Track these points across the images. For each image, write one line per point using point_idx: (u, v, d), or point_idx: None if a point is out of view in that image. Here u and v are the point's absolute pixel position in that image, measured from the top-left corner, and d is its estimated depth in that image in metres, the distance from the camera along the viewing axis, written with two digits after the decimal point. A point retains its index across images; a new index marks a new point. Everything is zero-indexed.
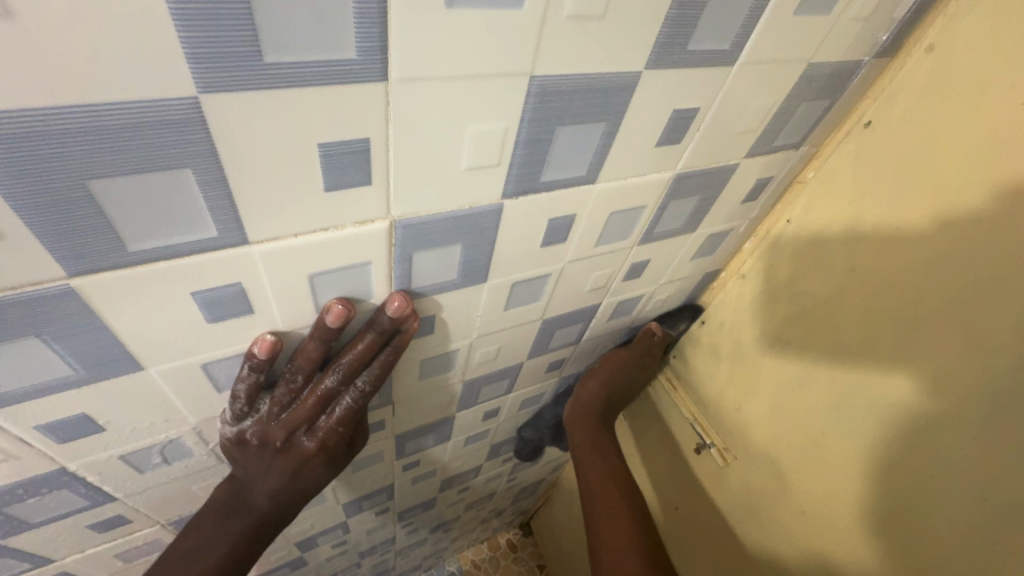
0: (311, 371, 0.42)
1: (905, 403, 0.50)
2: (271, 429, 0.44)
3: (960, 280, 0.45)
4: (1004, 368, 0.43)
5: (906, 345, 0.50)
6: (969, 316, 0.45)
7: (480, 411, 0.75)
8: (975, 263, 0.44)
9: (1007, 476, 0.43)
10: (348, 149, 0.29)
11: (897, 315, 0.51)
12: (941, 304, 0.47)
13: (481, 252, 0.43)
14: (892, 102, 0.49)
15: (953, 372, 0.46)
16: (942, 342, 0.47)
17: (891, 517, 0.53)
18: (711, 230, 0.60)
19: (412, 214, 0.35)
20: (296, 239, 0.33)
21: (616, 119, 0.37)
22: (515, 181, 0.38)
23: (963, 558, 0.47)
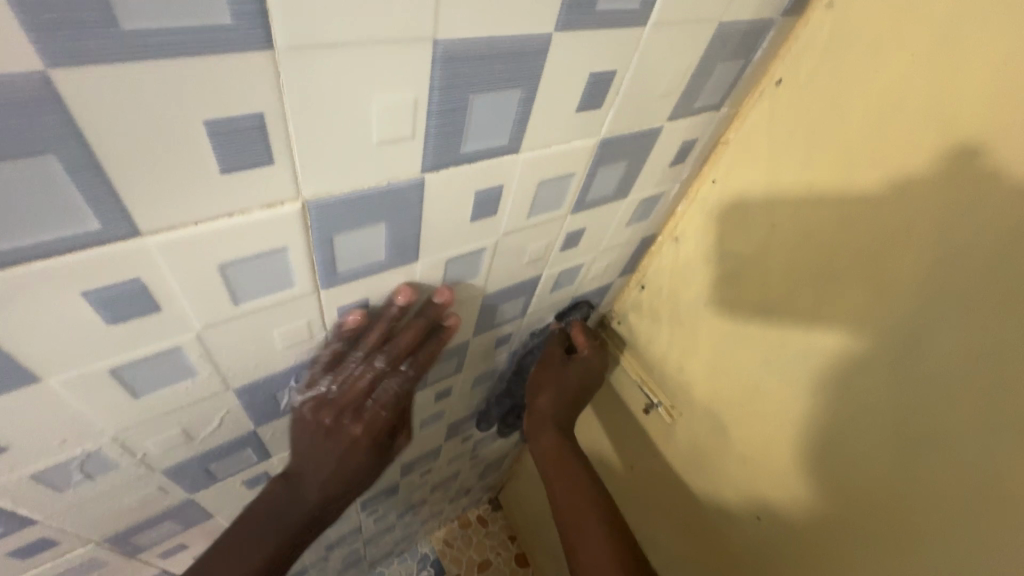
0: (370, 355, 0.49)
1: (827, 355, 0.54)
2: (341, 421, 0.51)
3: (866, 238, 0.49)
4: (904, 318, 0.47)
5: (823, 298, 0.53)
6: (875, 269, 0.48)
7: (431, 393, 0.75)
8: (877, 219, 0.47)
9: (920, 406, 0.47)
10: (240, 126, 0.27)
11: (813, 271, 0.54)
12: (851, 258, 0.50)
13: (409, 230, 0.42)
14: (799, 60, 0.51)
15: (862, 321, 0.50)
16: (853, 296, 0.51)
17: (817, 457, 0.57)
18: (643, 194, 0.61)
19: (326, 193, 0.34)
20: (200, 226, 0.30)
21: (532, 84, 0.37)
22: (433, 154, 0.37)
23: (886, 485, 0.51)
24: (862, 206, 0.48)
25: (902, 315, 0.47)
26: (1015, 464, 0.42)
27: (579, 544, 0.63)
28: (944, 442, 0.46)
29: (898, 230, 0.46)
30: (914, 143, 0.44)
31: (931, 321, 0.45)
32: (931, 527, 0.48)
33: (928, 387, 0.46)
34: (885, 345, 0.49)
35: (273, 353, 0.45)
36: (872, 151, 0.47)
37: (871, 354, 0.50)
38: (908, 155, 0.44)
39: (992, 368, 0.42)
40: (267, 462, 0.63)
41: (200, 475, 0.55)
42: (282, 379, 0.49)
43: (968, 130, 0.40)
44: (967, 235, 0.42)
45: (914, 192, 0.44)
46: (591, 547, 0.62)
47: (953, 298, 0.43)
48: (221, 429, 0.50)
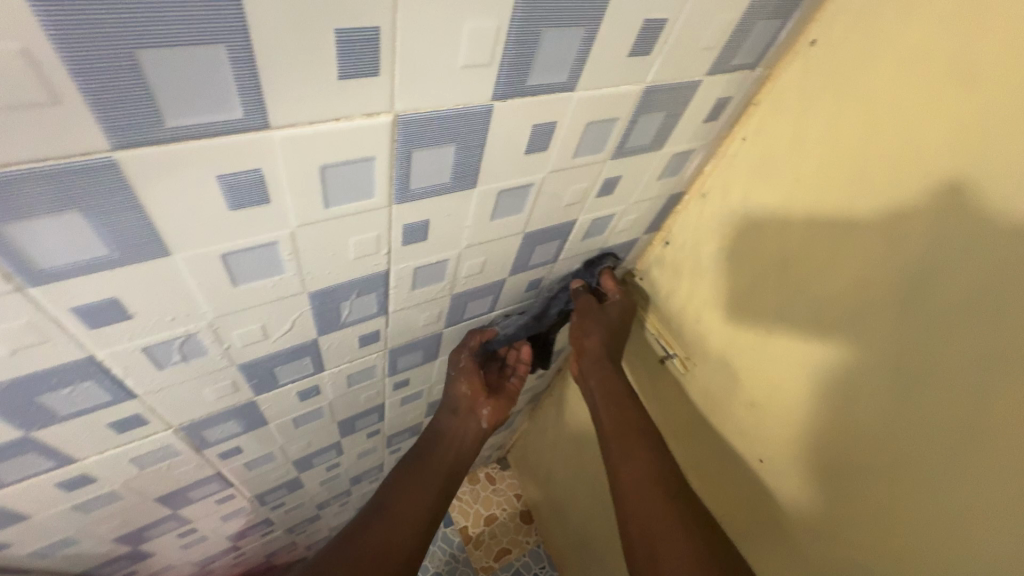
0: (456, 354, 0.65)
1: (841, 317, 0.60)
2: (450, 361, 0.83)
3: (882, 212, 0.53)
4: (911, 281, 0.52)
5: (841, 265, 0.58)
6: (888, 241, 0.54)
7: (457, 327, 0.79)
8: (892, 194, 0.52)
9: (919, 348, 0.53)
10: (360, 37, 0.33)
11: (833, 239, 0.59)
12: (869, 228, 0.55)
13: (472, 155, 0.47)
14: (832, 21, 0.54)
15: (876, 286, 0.56)
16: (869, 265, 0.56)
17: (822, 406, 0.64)
18: (676, 149, 0.66)
19: (412, 109, 0.39)
20: (313, 127, 0.36)
21: (593, 25, 0.42)
22: (504, 82, 0.42)
23: (883, 419, 0.57)
24: (881, 182, 0.53)
25: (910, 284, 0.52)
26: (998, 401, 0.47)
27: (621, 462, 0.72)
28: (937, 380, 0.51)
29: (913, 206, 0.51)
30: (936, 125, 0.48)
31: (935, 271, 0.50)
32: (915, 473, 0.55)
33: (928, 331, 0.52)
34: (895, 311, 0.54)
35: (345, 262, 0.51)
36: (896, 128, 0.51)
37: (881, 318, 0.56)
38: (928, 133, 0.48)
39: (984, 335, 0.47)
40: (319, 376, 0.70)
41: (266, 377, 0.62)
42: (347, 290, 0.56)
43: (983, 92, 0.44)
44: (975, 215, 0.46)
45: (930, 172, 0.49)
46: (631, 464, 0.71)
47: (955, 271, 0.49)
48: (290, 332, 0.57)
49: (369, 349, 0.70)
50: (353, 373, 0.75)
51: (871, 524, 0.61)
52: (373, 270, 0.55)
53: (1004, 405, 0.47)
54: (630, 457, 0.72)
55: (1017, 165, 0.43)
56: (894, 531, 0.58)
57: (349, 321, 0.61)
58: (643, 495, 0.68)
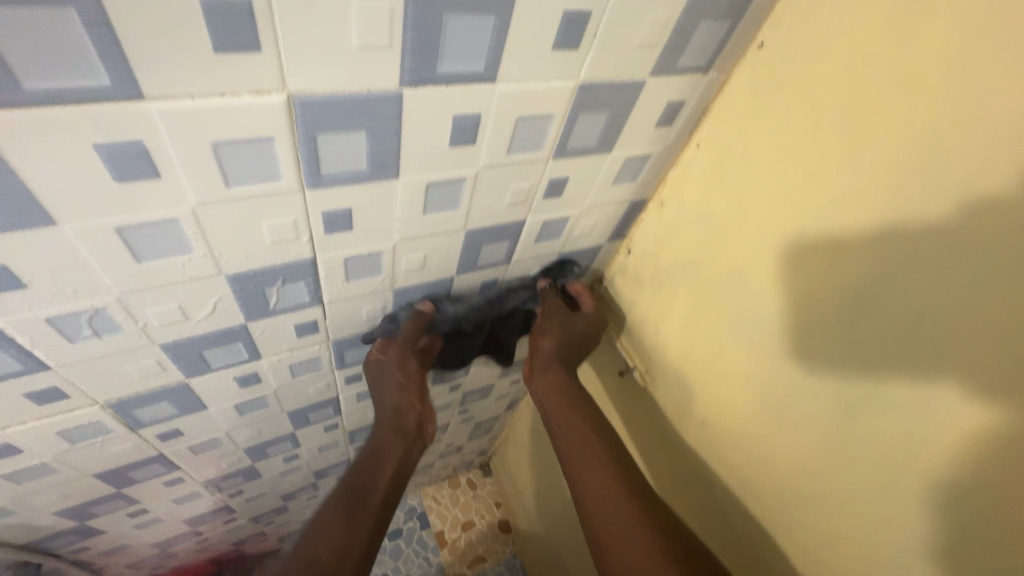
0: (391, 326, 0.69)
1: (799, 339, 0.56)
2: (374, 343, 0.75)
3: (840, 228, 0.50)
4: (856, 295, 0.49)
5: (798, 284, 0.55)
6: (846, 259, 0.50)
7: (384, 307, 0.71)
8: (850, 208, 0.49)
9: (863, 364, 0.50)
10: (230, 9, 0.32)
11: (790, 255, 0.55)
12: (826, 245, 0.51)
13: (388, 144, 0.46)
14: (780, 26, 0.52)
15: (832, 307, 0.52)
16: (828, 285, 0.52)
17: (779, 433, 0.60)
18: (629, 153, 0.64)
19: (309, 91, 0.39)
20: (195, 101, 0.36)
21: (505, 13, 0.40)
22: (410, 69, 0.41)
23: (827, 441, 0.54)
24: (838, 195, 0.49)
25: (869, 306, 0.49)
26: (937, 423, 0.44)
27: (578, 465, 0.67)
28: (879, 401, 0.48)
29: (870, 222, 0.47)
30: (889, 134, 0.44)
31: (877, 285, 0.47)
32: (860, 501, 0.51)
33: (873, 348, 0.49)
34: (852, 335, 0.50)
35: (262, 246, 0.50)
36: (841, 134, 0.48)
37: (838, 341, 0.52)
38: (882, 143, 0.45)
39: (941, 361, 0.43)
40: (257, 363, 0.69)
41: (195, 359, 0.62)
42: (270, 276, 0.55)
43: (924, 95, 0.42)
44: (931, 230, 0.43)
45: (885, 184, 0.45)
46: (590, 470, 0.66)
47: (903, 291, 0.45)
48: (214, 315, 0.56)
49: (309, 339, 0.69)
50: (296, 363, 0.74)
51: (817, 556, 0.57)
52: (296, 257, 0.54)
53: (963, 437, 0.42)
54: (589, 461, 0.66)
55: (974, 175, 0.39)
56: (838, 559, 0.55)
57: (280, 308, 0.60)
58: (602, 498, 0.63)
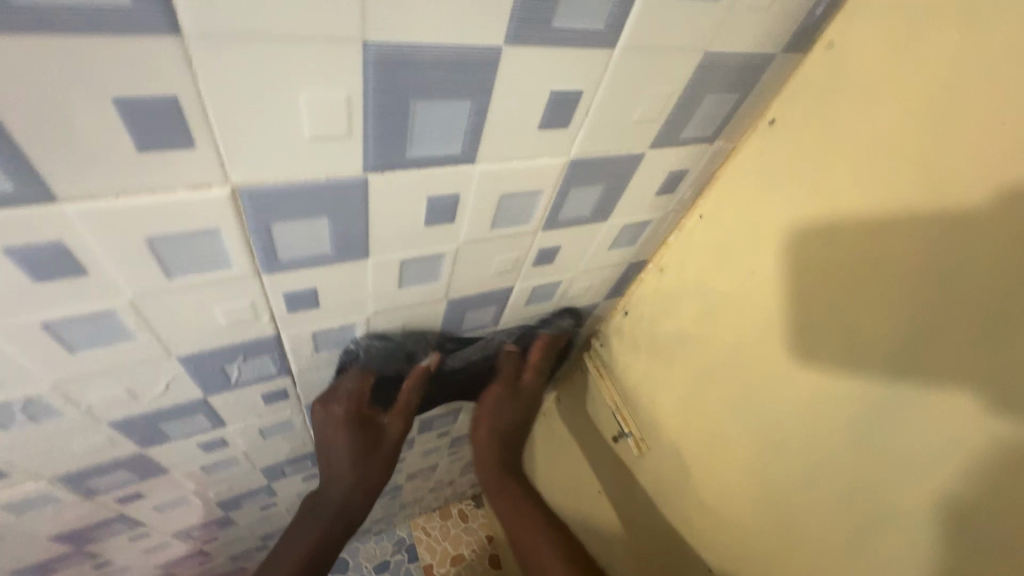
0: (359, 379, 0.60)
1: (835, 449, 0.48)
2: (339, 393, 0.60)
3: (892, 320, 0.42)
4: (870, 402, 0.45)
5: (841, 385, 0.47)
6: (898, 356, 0.42)
7: (376, 351, 0.59)
8: (898, 296, 0.41)
9: (874, 475, 0.45)
10: (153, 107, 0.27)
11: (829, 351, 0.47)
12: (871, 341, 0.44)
13: (354, 227, 0.42)
14: (794, 102, 0.47)
15: (879, 411, 0.44)
16: (879, 386, 0.44)
17: (813, 553, 0.51)
18: (626, 220, 0.59)
19: (257, 182, 0.34)
20: (122, 200, 0.31)
21: (483, 97, 0.36)
22: (375, 155, 0.36)
23: (832, 552, 0.49)
24: (866, 287, 0.44)
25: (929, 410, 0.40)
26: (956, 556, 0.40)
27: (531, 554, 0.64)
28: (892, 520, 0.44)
29: (924, 311, 0.40)
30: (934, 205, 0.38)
31: (895, 394, 0.43)
32: None
33: (888, 462, 0.44)
34: (904, 443, 0.42)
35: (217, 329, 0.46)
36: (859, 225, 0.44)
37: (892, 451, 0.43)
38: (927, 218, 0.39)
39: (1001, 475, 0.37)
40: (223, 429, 0.64)
41: (151, 432, 0.57)
42: (229, 354, 0.50)
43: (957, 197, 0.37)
44: (975, 336, 0.37)
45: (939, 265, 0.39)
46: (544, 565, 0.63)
47: (924, 406, 0.41)
48: (168, 392, 0.52)
49: (279, 405, 0.65)
50: (267, 426, 0.69)
51: None
52: (258, 335, 0.49)
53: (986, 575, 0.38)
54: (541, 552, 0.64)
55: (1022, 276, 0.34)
56: None
57: (243, 381, 0.56)
58: None
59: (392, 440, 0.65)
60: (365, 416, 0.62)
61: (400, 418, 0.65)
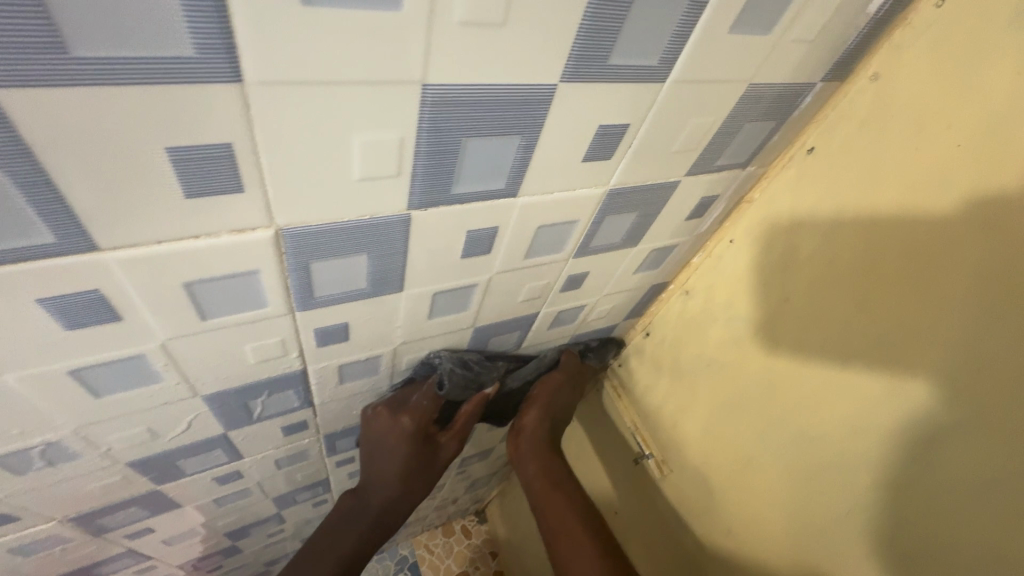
0: (432, 398, 0.60)
1: (885, 486, 0.46)
2: (412, 405, 0.59)
3: (939, 350, 0.41)
4: (910, 434, 0.44)
5: (892, 421, 0.45)
6: (947, 386, 0.41)
7: (457, 378, 0.61)
8: (953, 325, 0.40)
9: (915, 509, 0.44)
10: (205, 153, 0.26)
11: (877, 385, 0.46)
12: (923, 375, 0.42)
13: (391, 263, 0.40)
14: (832, 131, 0.48)
15: (936, 448, 0.42)
16: (934, 421, 0.42)
17: None
18: (654, 245, 0.59)
19: (301, 223, 0.33)
20: (165, 245, 0.30)
21: (533, 133, 0.35)
22: (420, 192, 0.35)
23: None
24: (908, 316, 0.43)
25: (992, 446, 0.39)
26: None
27: (565, 547, 0.58)
28: (937, 556, 0.42)
29: (985, 343, 0.38)
30: (994, 232, 0.38)
31: (940, 427, 0.42)
32: None
33: (933, 496, 0.42)
34: (962, 478, 0.40)
35: (244, 366, 0.44)
36: (903, 253, 0.43)
37: (951, 487, 0.41)
38: (986, 245, 0.38)
39: None
40: (239, 462, 0.62)
41: (167, 468, 0.55)
42: (253, 390, 0.48)
43: (1007, 224, 0.37)
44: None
45: (1001, 293, 0.37)
46: (576, 554, 0.57)
47: (971, 439, 0.40)
48: (189, 430, 0.50)
49: (297, 436, 0.63)
50: (283, 456, 0.67)
51: None
52: (284, 371, 0.48)
53: None
54: (577, 548, 0.57)
55: None
56: None
57: (265, 415, 0.54)
58: None
59: (445, 460, 0.63)
60: (426, 433, 0.61)
61: (457, 439, 0.64)
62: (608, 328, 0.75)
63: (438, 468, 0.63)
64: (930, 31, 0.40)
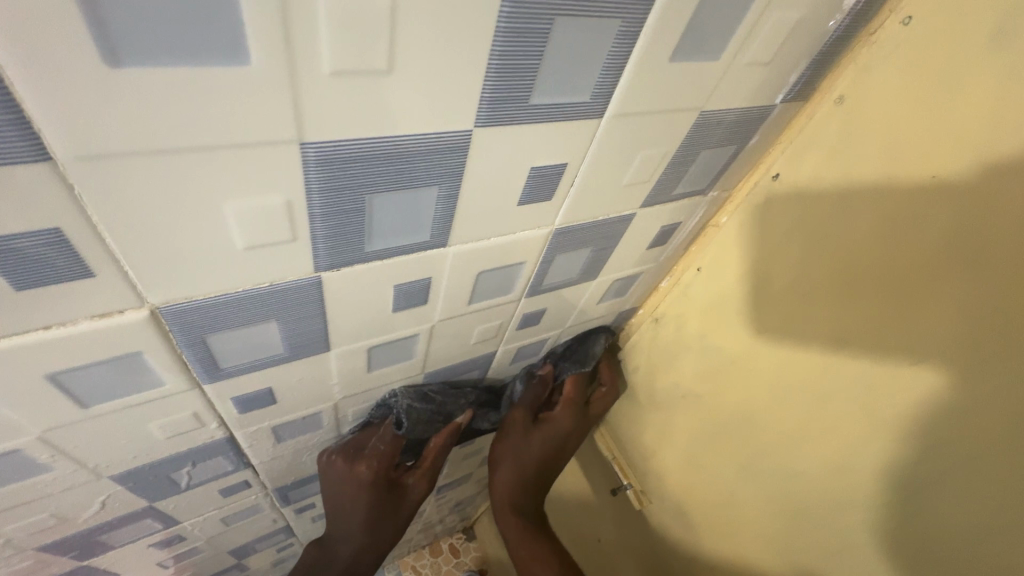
0: (390, 440, 0.53)
1: (878, 531, 0.43)
2: (367, 451, 0.52)
3: (924, 388, 0.38)
4: (899, 474, 0.40)
5: (879, 460, 0.41)
6: (937, 426, 0.37)
7: (417, 415, 0.54)
8: (939, 363, 0.37)
9: (911, 548, 0.41)
10: (31, 240, 0.21)
11: (862, 424, 0.42)
12: (908, 416, 0.39)
13: (310, 325, 0.36)
14: (798, 153, 0.44)
15: (929, 493, 0.39)
16: (920, 464, 0.39)
17: None
18: (617, 274, 0.55)
19: (183, 299, 0.28)
20: (7, 339, 0.25)
21: (453, 182, 0.30)
22: (326, 254, 0.30)
23: None
24: (891, 353, 0.39)
25: (988, 492, 0.35)
26: None
27: None
28: None
29: (974, 384, 0.35)
30: (974, 265, 0.34)
31: (929, 469, 0.38)
32: None
33: (929, 536, 0.39)
34: (953, 522, 0.38)
35: (155, 443, 0.39)
36: (882, 284, 0.39)
37: (948, 527, 0.38)
38: (967, 275, 0.34)
39: None
40: (177, 526, 0.57)
41: (91, 546, 0.50)
42: (173, 463, 0.44)
43: (990, 256, 0.33)
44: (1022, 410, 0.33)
45: (987, 330, 0.34)
46: None
47: (965, 480, 0.37)
48: (105, 509, 0.45)
49: (242, 494, 0.58)
50: (230, 514, 0.62)
51: None
52: (206, 440, 0.43)
53: None
54: None
55: None
56: None
57: (196, 483, 0.49)
58: None
59: (414, 503, 0.56)
60: (389, 477, 0.54)
61: (425, 479, 0.56)
62: (574, 344, 0.65)
63: (406, 512, 0.56)
64: (895, 45, 0.36)
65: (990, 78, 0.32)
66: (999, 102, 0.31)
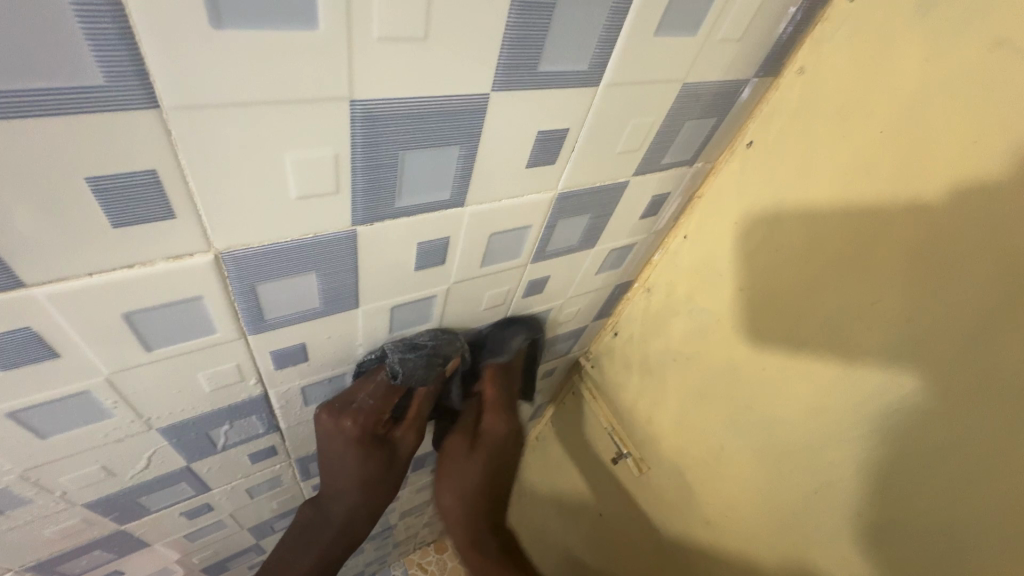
0: (377, 393, 0.52)
1: (851, 464, 0.47)
2: (355, 406, 0.51)
3: (885, 324, 0.43)
4: (866, 406, 0.45)
5: (849, 396, 0.46)
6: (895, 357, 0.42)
7: (411, 365, 0.51)
8: (895, 299, 0.42)
9: (878, 473, 0.45)
10: (129, 182, 0.26)
11: (835, 363, 0.47)
12: (870, 351, 0.44)
13: (344, 279, 0.40)
14: (769, 124, 0.49)
15: (890, 424, 0.43)
16: (883, 393, 0.44)
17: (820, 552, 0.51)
18: (613, 243, 0.59)
19: (241, 245, 0.32)
20: (97, 277, 0.29)
21: (472, 142, 0.35)
22: (363, 208, 0.35)
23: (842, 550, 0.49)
24: (857, 293, 0.44)
25: (940, 412, 0.40)
26: (971, 539, 0.40)
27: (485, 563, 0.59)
28: (903, 513, 0.44)
29: (923, 317, 0.40)
30: (918, 208, 0.39)
31: (892, 396, 0.43)
32: None
33: (893, 461, 0.44)
34: (912, 444, 0.42)
35: (200, 395, 0.43)
36: (844, 233, 0.45)
37: (908, 450, 0.43)
38: (914, 216, 0.40)
39: (1000, 459, 0.37)
40: (207, 494, 0.60)
41: (131, 507, 0.53)
42: (213, 420, 0.47)
43: (934, 198, 0.38)
44: (967, 332, 0.38)
45: (934, 266, 0.39)
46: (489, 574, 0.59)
47: (922, 405, 0.41)
48: (150, 466, 0.48)
49: (268, 461, 0.61)
50: (256, 484, 0.66)
51: None
52: (244, 396, 0.47)
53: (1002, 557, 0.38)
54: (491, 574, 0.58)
55: (1001, 261, 0.35)
56: None
57: (228, 444, 0.53)
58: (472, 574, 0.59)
59: (405, 455, 0.57)
60: (377, 433, 0.53)
61: (413, 431, 0.56)
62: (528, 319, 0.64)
63: (400, 466, 0.57)
64: (845, 23, 0.41)
65: (923, 49, 0.37)
66: (934, 65, 0.37)
